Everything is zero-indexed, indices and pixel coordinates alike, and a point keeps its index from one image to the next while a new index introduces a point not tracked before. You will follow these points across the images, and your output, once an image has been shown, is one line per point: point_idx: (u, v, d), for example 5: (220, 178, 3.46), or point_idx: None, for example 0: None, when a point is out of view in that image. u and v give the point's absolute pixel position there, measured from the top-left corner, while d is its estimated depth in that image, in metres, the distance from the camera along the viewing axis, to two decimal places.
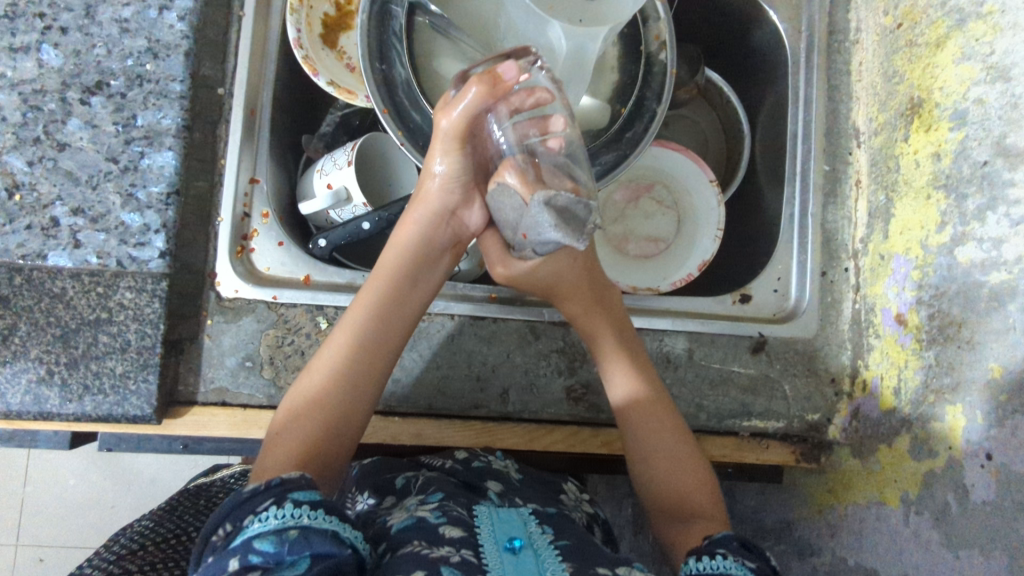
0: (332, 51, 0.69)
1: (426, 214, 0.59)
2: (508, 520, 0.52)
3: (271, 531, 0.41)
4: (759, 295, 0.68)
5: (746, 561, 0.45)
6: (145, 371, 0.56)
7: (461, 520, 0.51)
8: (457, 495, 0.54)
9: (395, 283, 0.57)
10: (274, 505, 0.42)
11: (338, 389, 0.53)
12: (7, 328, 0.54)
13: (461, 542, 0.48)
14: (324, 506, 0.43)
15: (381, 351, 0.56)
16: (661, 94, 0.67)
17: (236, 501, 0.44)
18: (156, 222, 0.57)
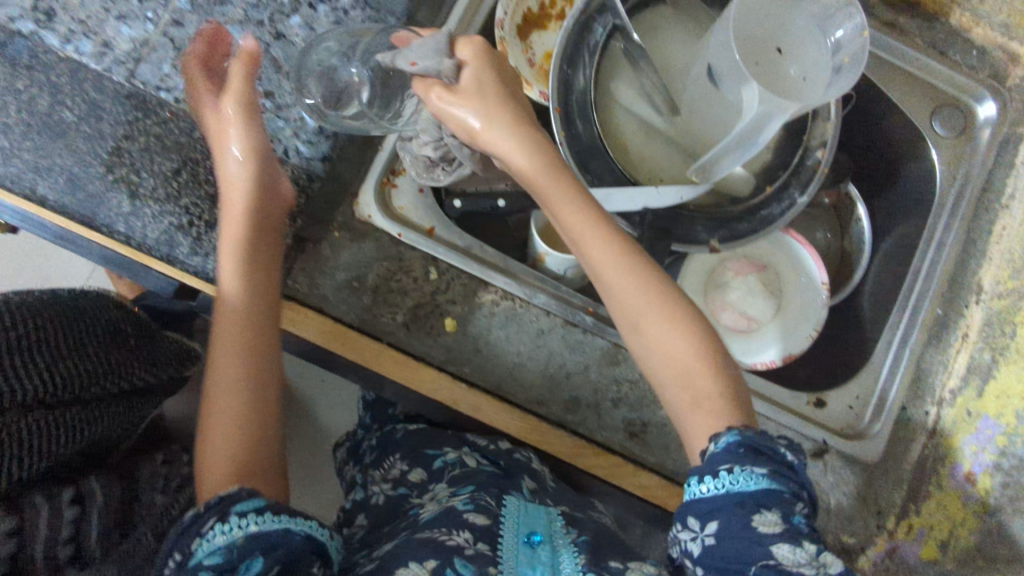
0: (521, 42, 0.73)
1: (258, 207, 0.58)
2: (535, 516, 0.54)
3: (222, 552, 0.44)
4: (833, 405, 0.68)
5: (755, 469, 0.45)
6: (268, 255, 0.60)
7: (487, 509, 0.53)
8: (488, 487, 0.58)
9: (250, 277, 0.57)
10: (217, 522, 0.45)
11: (238, 426, 0.55)
12: (172, 171, 0.60)
13: (480, 531, 0.50)
14: (272, 510, 0.46)
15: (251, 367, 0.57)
16: (807, 185, 0.68)
17: (181, 530, 0.46)
18: (330, 128, 0.61)
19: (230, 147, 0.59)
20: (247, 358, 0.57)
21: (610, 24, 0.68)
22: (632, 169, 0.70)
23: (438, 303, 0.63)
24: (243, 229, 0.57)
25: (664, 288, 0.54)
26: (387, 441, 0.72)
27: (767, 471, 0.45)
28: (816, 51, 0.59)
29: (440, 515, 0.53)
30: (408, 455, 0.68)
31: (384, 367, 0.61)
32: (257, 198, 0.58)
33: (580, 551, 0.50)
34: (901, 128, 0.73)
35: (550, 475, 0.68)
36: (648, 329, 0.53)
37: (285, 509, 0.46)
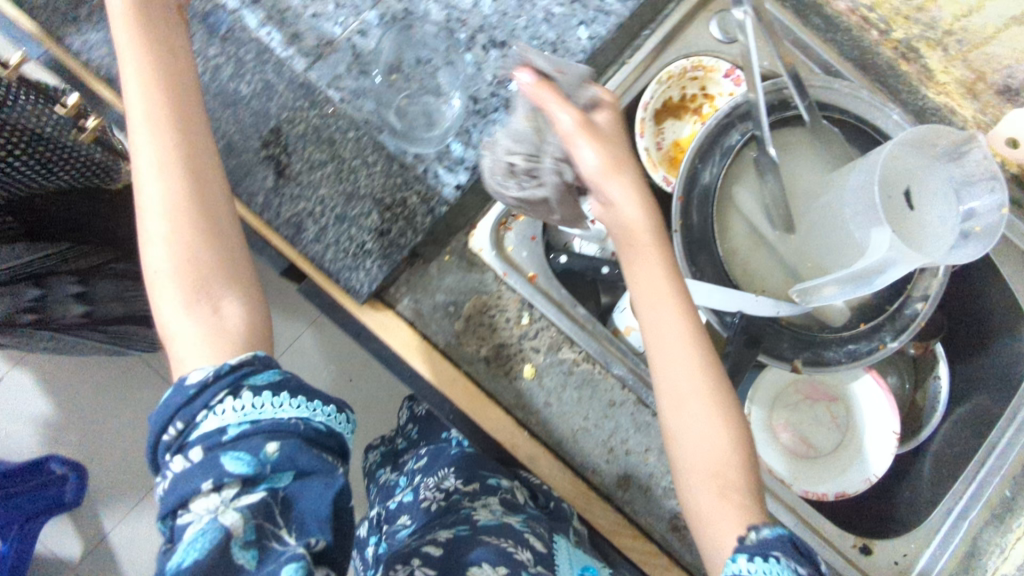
0: (655, 126, 0.77)
1: (154, 73, 0.55)
2: (581, 556, 0.64)
3: (236, 431, 0.45)
4: (878, 556, 0.67)
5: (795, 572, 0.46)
6: (383, 260, 0.62)
7: (542, 536, 0.63)
8: (540, 522, 0.66)
9: (170, 145, 0.55)
10: (229, 396, 0.47)
11: (199, 307, 0.53)
12: (318, 161, 0.62)
13: (539, 556, 0.59)
14: (286, 391, 0.48)
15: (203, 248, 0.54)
16: (899, 336, 0.69)
17: (185, 400, 0.47)
18: (471, 162, 0.64)
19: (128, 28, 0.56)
20: (177, 210, 0.54)
21: (748, 133, 0.71)
22: (736, 271, 0.71)
23: (522, 348, 0.65)
24: (154, 104, 0.55)
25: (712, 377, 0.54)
26: (443, 456, 0.78)
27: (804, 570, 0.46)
28: (948, 211, 0.60)
29: (500, 526, 0.62)
30: (465, 473, 0.72)
31: (456, 394, 0.63)
32: (152, 70, 0.56)
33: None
34: (1002, 309, 0.73)
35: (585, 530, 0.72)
36: (686, 410, 0.54)
37: (297, 391, 0.49)
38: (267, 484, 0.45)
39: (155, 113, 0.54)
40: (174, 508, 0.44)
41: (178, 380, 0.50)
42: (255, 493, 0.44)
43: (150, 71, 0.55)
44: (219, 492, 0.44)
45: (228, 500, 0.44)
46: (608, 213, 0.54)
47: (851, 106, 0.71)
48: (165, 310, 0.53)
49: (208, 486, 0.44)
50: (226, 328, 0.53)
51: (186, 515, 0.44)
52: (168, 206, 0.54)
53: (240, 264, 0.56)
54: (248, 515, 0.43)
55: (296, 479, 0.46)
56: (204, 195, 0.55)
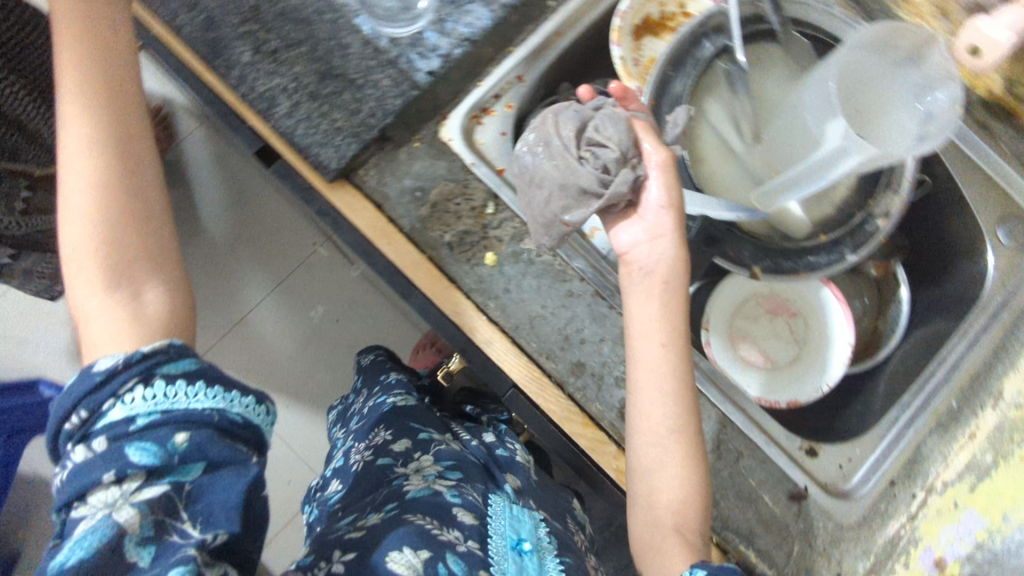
0: (633, 40, 0.76)
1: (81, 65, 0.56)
2: (519, 518, 0.58)
3: (143, 422, 0.41)
4: (823, 459, 0.70)
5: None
6: (352, 138, 0.63)
7: (474, 506, 0.55)
8: (474, 481, 0.59)
9: (94, 132, 0.54)
10: (140, 384, 0.42)
11: (117, 293, 0.50)
12: (296, 41, 0.64)
13: (470, 530, 0.52)
14: (201, 379, 0.44)
15: (130, 227, 0.53)
16: (858, 250, 0.69)
17: (88, 386, 0.42)
18: (444, 50, 0.66)
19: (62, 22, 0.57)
20: (100, 195, 0.53)
21: (720, 43, 0.72)
22: (702, 180, 0.73)
23: (487, 236, 0.67)
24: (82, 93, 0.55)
25: (682, 420, 0.58)
26: (374, 410, 0.71)
27: None
28: (911, 120, 0.61)
29: (428, 496, 0.54)
30: (394, 426, 0.65)
31: (418, 276, 0.65)
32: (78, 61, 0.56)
33: (564, 568, 0.54)
34: (963, 230, 0.74)
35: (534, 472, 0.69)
36: (668, 447, 0.57)
37: (214, 381, 0.45)
38: (172, 477, 0.41)
39: (80, 96, 0.55)
40: (69, 499, 0.40)
41: (86, 366, 0.44)
42: (159, 485, 0.40)
43: (78, 61, 0.56)
44: (120, 484, 0.40)
45: (128, 493, 0.40)
46: (647, 250, 0.61)
47: (822, 22, 0.73)
48: (80, 295, 0.50)
49: (110, 479, 0.39)
50: (143, 315, 0.50)
51: (80, 507, 0.39)
52: (92, 188, 0.53)
53: (161, 253, 0.55)
54: (146, 510, 0.39)
55: (205, 473, 0.42)
56: (131, 181, 0.55)
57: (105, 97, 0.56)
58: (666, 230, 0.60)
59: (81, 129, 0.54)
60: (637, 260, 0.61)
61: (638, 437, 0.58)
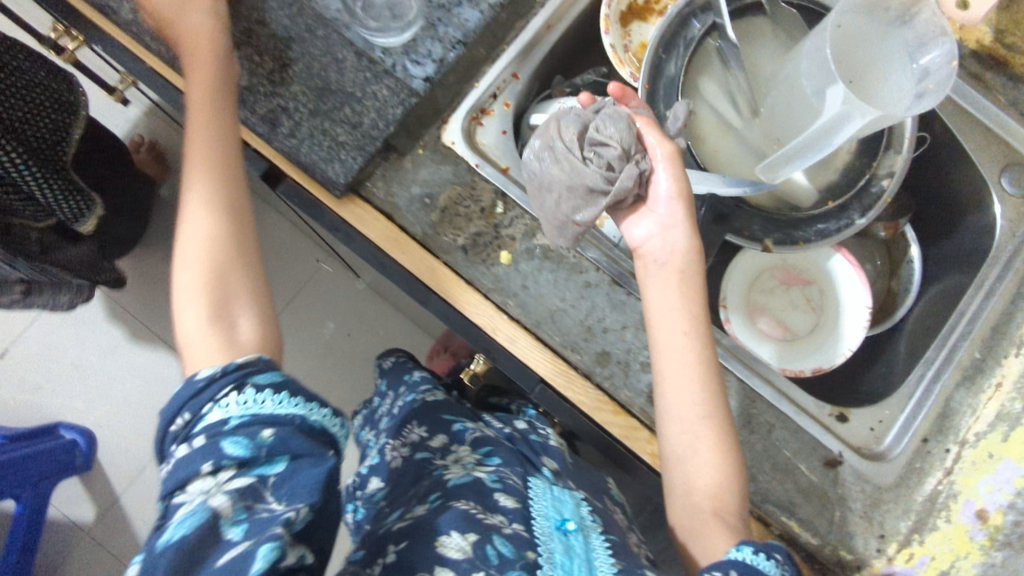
0: (621, 27, 0.76)
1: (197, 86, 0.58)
2: (561, 499, 0.55)
3: (238, 423, 0.41)
4: (854, 423, 0.70)
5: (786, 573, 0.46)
6: (357, 151, 0.64)
7: (516, 490, 0.53)
8: (513, 464, 0.57)
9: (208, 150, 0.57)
10: (234, 390, 0.43)
11: (211, 321, 0.50)
12: (290, 60, 0.64)
13: (515, 514, 0.50)
14: (287, 390, 0.44)
15: (220, 248, 0.54)
16: (868, 213, 0.70)
17: (190, 391, 0.43)
18: (438, 55, 0.66)
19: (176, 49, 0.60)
20: (210, 210, 0.55)
21: (709, 21, 0.71)
22: (706, 158, 0.73)
23: (499, 235, 0.67)
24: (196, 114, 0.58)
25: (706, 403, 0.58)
26: (400, 407, 0.68)
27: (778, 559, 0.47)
28: (908, 81, 0.63)
29: (468, 482, 0.53)
30: (427, 420, 0.64)
31: (435, 282, 0.65)
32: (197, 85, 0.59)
33: (612, 546, 0.51)
34: (968, 183, 0.74)
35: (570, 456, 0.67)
36: (699, 433, 0.57)
37: (298, 391, 0.44)
38: (261, 471, 0.40)
39: (199, 114, 0.57)
40: (170, 490, 0.40)
41: (188, 375, 0.45)
42: (248, 477, 0.40)
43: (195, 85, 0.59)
44: (216, 475, 0.39)
45: (222, 483, 0.39)
46: (661, 240, 0.61)
47: None
48: (182, 320, 0.51)
49: (206, 470, 0.39)
50: (237, 342, 0.50)
51: (181, 495, 0.39)
52: (209, 201, 0.55)
53: (253, 281, 0.55)
54: (237, 497, 0.39)
55: (290, 468, 0.41)
56: (224, 196, 0.55)
57: (213, 125, 0.57)
58: (678, 221, 0.60)
59: (193, 146, 0.57)
60: (651, 254, 0.61)
61: (668, 426, 0.59)
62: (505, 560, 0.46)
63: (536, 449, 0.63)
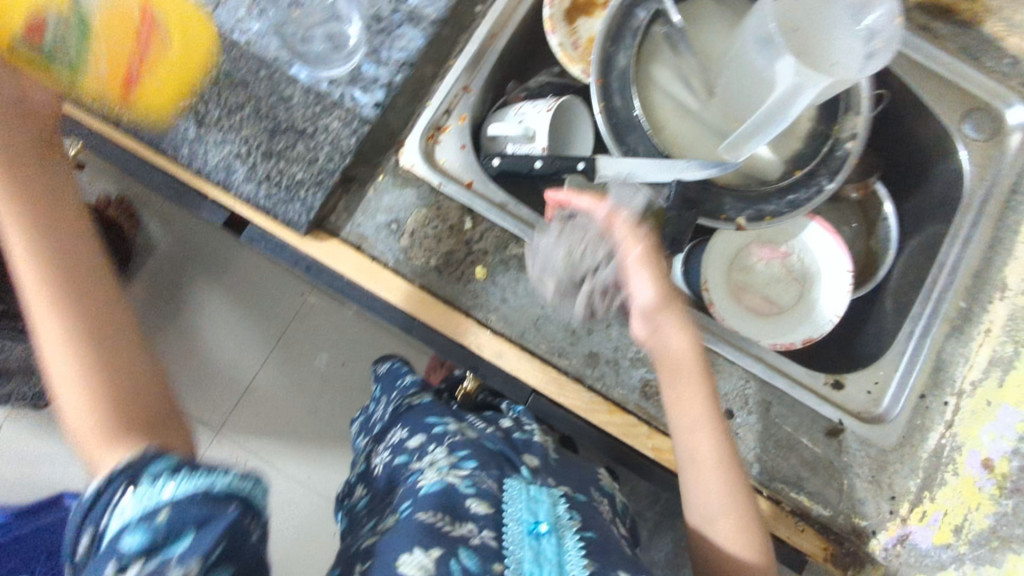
0: (567, 25, 0.75)
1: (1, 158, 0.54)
2: (538, 498, 0.55)
3: (132, 517, 0.42)
4: (850, 388, 0.69)
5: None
6: (317, 187, 0.63)
7: (489, 494, 0.54)
8: (489, 466, 0.58)
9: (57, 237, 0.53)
10: (127, 489, 0.43)
11: (102, 397, 0.49)
12: (236, 104, 0.63)
13: (484, 520, 0.52)
14: (183, 468, 0.44)
15: (103, 332, 0.51)
16: (836, 176, 0.70)
17: (85, 509, 0.44)
18: (384, 79, 0.65)
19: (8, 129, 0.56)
20: (59, 312, 0.50)
21: (654, 8, 0.71)
22: (667, 144, 0.72)
23: (471, 251, 0.67)
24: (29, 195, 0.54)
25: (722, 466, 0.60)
26: (391, 413, 0.72)
27: None
28: (857, 41, 0.62)
29: (441, 491, 0.53)
30: (410, 423, 0.67)
31: (414, 307, 0.65)
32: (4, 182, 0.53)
33: (585, 547, 0.52)
34: (930, 135, 0.74)
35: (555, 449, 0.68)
36: (715, 490, 0.60)
37: (194, 466, 0.45)
38: (164, 554, 0.41)
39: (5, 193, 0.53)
40: None
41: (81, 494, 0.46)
42: (155, 563, 0.41)
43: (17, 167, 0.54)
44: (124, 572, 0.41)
45: None
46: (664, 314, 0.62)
47: None
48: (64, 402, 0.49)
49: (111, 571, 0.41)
50: (125, 412, 0.49)
51: None
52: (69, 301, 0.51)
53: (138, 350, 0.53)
54: None
55: (192, 539, 0.42)
56: (86, 284, 0.52)
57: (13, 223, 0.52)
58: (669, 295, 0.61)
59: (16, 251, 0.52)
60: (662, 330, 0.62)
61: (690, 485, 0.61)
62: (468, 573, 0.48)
63: (518, 444, 0.64)
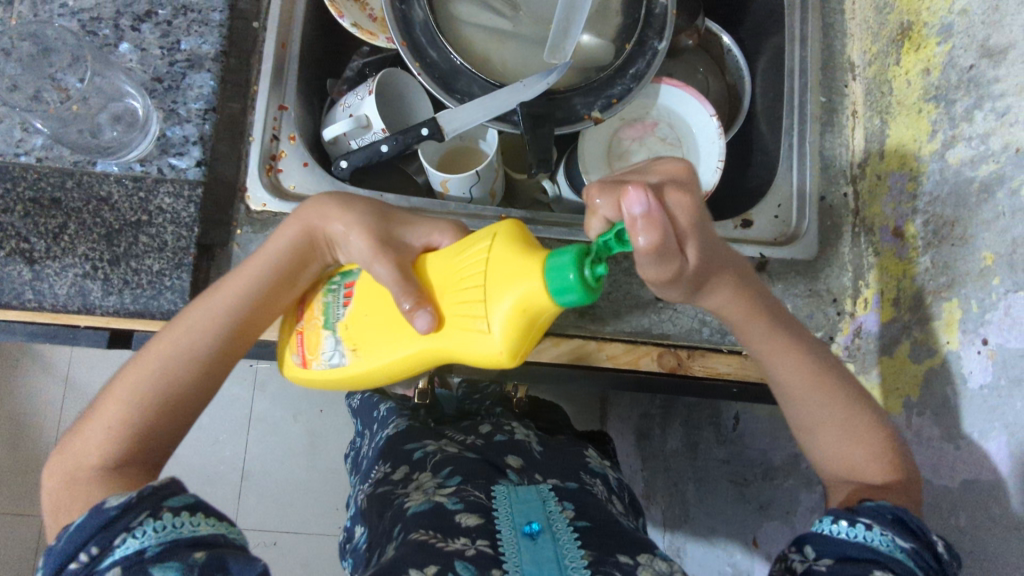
0: (355, 3, 0.73)
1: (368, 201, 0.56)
2: (526, 500, 0.53)
3: (158, 547, 0.40)
4: (759, 222, 0.70)
5: (900, 541, 0.44)
6: (179, 270, 0.60)
7: (478, 504, 0.52)
8: (475, 477, 0.56)
9: (263, 263, 0.55)
10: (148, 519, 0.41)
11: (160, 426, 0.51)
12: (58, 226, 0.59)
13: (477, 531, 0.49)
14: (205, 509, 0.43)
15: (214, 369, 0.53)
16: (663, 32, 0.70)
17: (99, 522, 0.41)
18: (194, 135, 0.62)
19: (300, 211, 0.56)
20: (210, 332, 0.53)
21: None
22: (498, 74, 0.71)
23: None
24: (266, 252, 0.55)
25: (820, 368, 0.54)
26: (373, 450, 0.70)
27: (909, 547, 0.44)
28: None
29: (431, 511, 0.52)
30: (391, 457, 0.65)
31: None
32: (353, 207, 0.55)
33: (581, 536, 0.50)
34: None
35: (537, 440, 0.69)
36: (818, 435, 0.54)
37: (214, 511, 0.44)
38: None
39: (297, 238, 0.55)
40: None
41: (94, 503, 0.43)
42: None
43: (299, 233, 0.55)
44: None
45: None
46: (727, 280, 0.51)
47: None
48: (115, 400, 0.50)
49: None
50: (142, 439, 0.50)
51: None
52: (211, 339, 0.53)
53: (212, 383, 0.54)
54: None
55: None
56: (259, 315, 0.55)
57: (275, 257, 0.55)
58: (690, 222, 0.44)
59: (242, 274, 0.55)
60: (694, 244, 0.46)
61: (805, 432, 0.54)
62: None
63: (502, 448, 0.64)
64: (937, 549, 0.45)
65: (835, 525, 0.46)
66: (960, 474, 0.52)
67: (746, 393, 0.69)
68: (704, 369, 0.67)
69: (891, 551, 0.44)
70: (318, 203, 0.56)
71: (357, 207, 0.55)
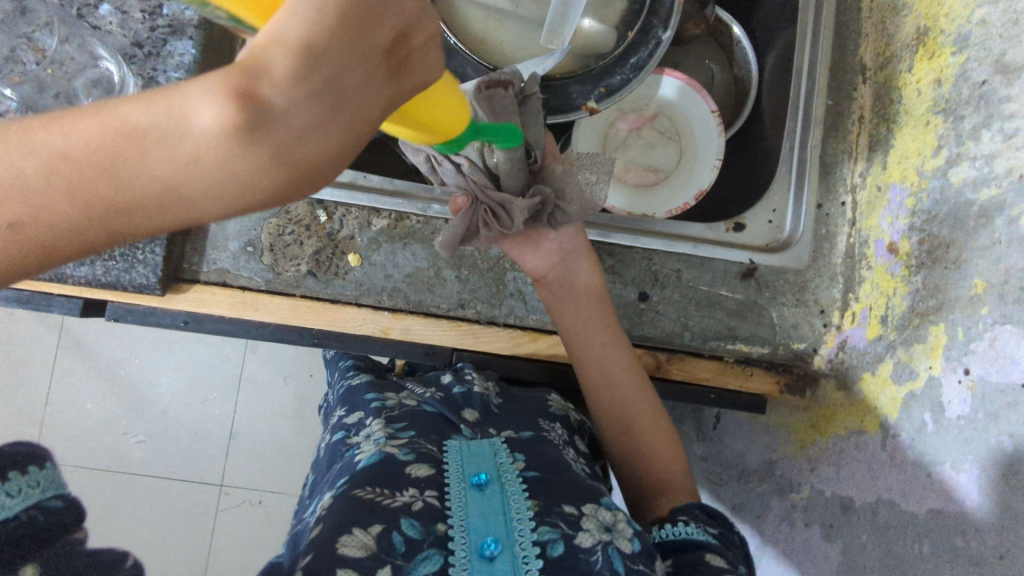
0: None
1: (353, 134, 0.24)
2: (478, 453, 0.51)
3: None
4: (752, 225, 0.69)
5: (708, 527, 0.50)
6: (153, 243, 0.59)
7: (431, 456, 0.50)
8: (428, 432, 0.53)
9: (129, 223, 0.23)
10: None
11: None
12: None
13: (427, 482, 0.47)
14: None
15: None
16: (668, 20, 0.67)
17: None
18: None
19: (221, 130, 0.21)
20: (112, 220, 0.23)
21: None
22: (493, 56, 0.68)
23: (336, 242, 0.64)
24: (156, 205, 0.23)
25: (652, 417, 0.61)
26: (334, 399, 0.66)
27: (716, 532, 0.50)
28: None
29: (379, 462, 0.48)
30: (350, 404, 0.61)
31: (302, 316, 0.63)
32: (331, 171, 0.25)
33: (528, 487, 0.48)
34: None
35: (495, 389, 0.62)
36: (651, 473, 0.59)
37: None
38: None
39: (324, 132, 0.23)
40: None
41: None
42: None
43: (257, 206, 0.24)
44: None
45: None
46: (582, 314, 0.62)
47: None
48: None
49: None
50: None
51: None
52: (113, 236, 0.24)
53: None
54: None
55: None
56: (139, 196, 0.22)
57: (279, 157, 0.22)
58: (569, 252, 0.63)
59: (242, 159, 0.22)
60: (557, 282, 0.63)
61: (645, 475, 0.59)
62: (413, 543, 0.42)
63: (459, 401, 0.58)
64: (736, 534, 0.51)
65: (660, 528, 0.51)
66: (928, 502, 0.51)
67: (723, 399, 0.66)
68: (683, 372, 0.66)
69: (704, 537, 0.49)
70: (266, 143, 0.22)
71: (357, 136, 0.25)
